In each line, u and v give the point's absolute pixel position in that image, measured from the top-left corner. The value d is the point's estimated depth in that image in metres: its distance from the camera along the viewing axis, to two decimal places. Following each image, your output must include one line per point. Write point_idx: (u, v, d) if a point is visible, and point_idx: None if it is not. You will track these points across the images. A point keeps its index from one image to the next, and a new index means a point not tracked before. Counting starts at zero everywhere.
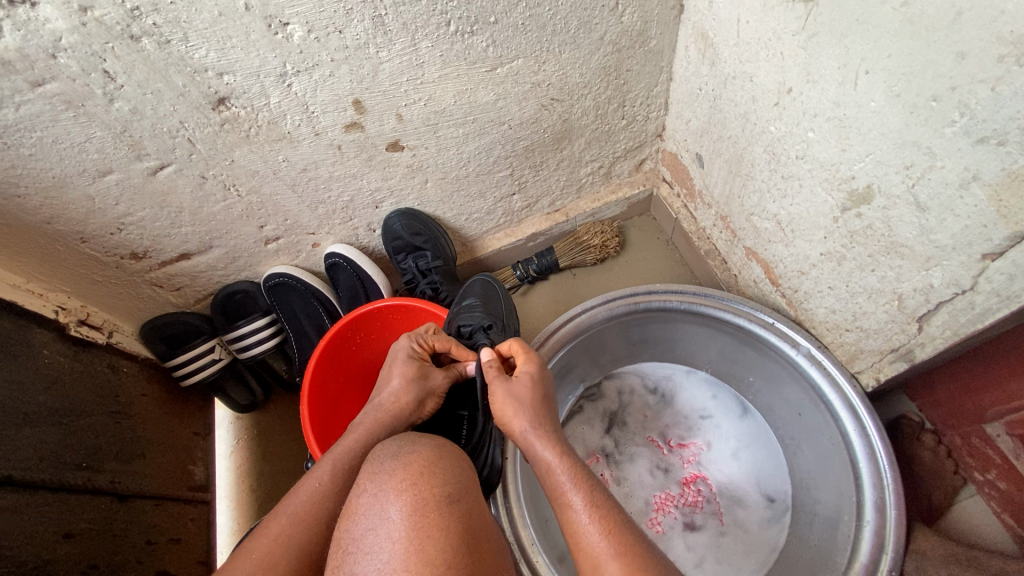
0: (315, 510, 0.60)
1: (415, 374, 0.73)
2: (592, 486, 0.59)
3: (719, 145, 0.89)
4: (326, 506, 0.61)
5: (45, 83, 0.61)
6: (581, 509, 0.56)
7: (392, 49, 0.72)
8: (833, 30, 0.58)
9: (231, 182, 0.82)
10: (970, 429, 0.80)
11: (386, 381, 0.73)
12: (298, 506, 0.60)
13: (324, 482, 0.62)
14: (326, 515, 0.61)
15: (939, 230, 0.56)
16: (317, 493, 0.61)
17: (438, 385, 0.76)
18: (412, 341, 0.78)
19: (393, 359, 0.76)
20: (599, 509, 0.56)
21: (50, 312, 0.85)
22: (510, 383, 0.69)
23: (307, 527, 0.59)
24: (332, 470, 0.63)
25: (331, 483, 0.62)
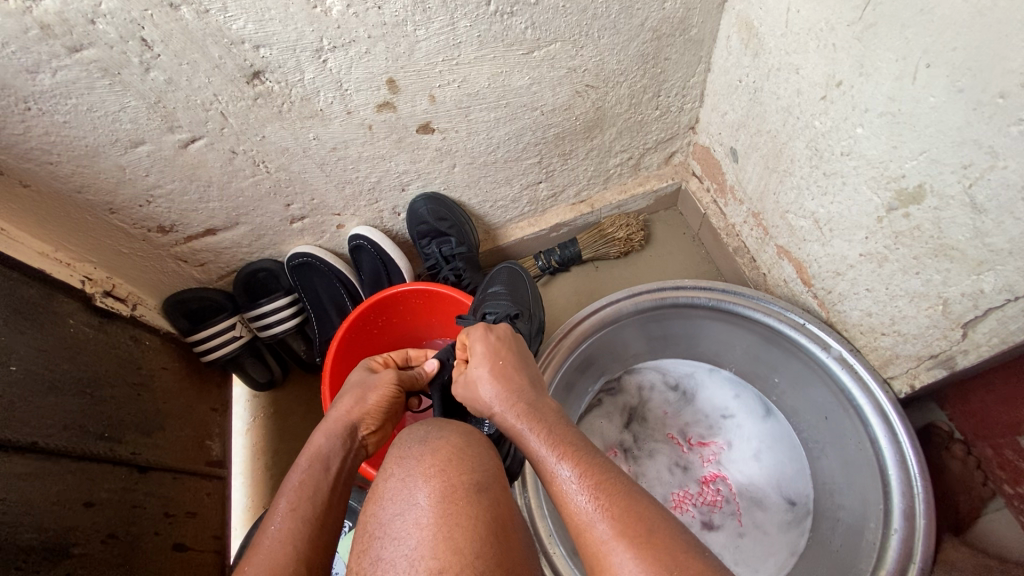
0: (286, 540, 0.54)
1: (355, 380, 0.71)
2: (587, 458, 0.55)
3: (757, 140, 0.87)
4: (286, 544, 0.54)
5: (82, 50, 0.61)
6: (579, 490, 0.52)
7: (430, 28, 0.71)
8: (893, 20, 0.56)
9: (261, 158, 0.82)
10: (1002, 441, 0.78)
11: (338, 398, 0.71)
12: (266, 547, 0.53)
13: (280, 514, 0.56)
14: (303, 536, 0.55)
15: (996, 234, 0.54)
16: (277, 529, 0.55)
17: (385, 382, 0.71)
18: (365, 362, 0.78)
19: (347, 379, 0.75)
20: (589, 478, 0.52)
21: (77, 282, 0.86)
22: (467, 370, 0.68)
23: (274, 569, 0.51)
24: (290, 495, 0.58)
25: (289, 513, 0.56)
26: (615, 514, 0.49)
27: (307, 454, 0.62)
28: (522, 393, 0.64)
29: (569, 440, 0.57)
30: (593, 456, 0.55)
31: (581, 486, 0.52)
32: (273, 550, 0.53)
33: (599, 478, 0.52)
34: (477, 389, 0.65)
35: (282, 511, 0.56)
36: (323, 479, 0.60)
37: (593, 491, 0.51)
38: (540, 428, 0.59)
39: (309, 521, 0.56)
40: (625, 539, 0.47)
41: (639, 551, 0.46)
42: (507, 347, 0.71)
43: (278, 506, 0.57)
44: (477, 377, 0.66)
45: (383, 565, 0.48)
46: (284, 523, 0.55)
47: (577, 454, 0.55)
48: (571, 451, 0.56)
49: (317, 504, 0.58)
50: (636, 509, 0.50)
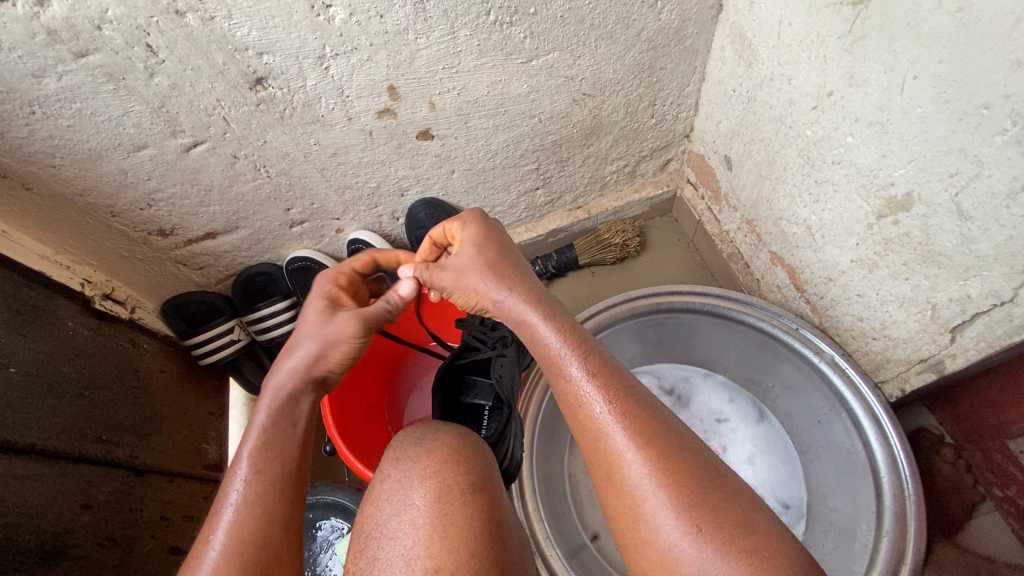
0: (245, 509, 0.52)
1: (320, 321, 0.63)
2: (598, 360, 0.59)
3: (750, 148, 0.89)
4: (267, 487, 0.53)
5: (88, 55, 0.61)
6: (590, 389, 0.57)
7: (431, 36, 0.72)
8: (882, 33, 0.57)
9: (262, 163, 0.82)
10: (992, 444, 0.80)
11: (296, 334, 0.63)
12: (227, 516, 0.51)
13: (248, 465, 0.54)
14: (268, 499, 0.53)
15: (981, 240, 0.56)
16: (253, 482, 0.53)
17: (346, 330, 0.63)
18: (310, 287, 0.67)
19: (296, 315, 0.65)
20: (599, 376, 0.58)
21: (76, 284, 0.86)
22: (455, 259, 0.68)
23: (254, 516, 0.51)
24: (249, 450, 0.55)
25: (256, 464, 0.54)
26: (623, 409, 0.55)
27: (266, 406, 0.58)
28: (545, 306, 0.63)
29: (584, 344, 0.60)
30: (600, 357, 0.60)
31: (615, 419, 0.55)
32: (236, 521, 0.51)
33: (607, 378, 0.57)
34: (472, 279, 0.65)
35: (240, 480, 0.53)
36: (289, 431, 0.57)
37: (606, 388, 0.57)
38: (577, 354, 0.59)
39: (274, 488, 0.54)
40: (632, 430, 0.54)
41: (642, 442, 0.53)
42: (490, 235, 0.69)
43: (238, 462, 0.54)
44: (467, 269, 0.66)
45: (379, 564, 0.49)
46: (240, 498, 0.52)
47: (588, 354, 0.59)
48: (582, 349, 0.59)
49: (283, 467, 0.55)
50: (671, 446, 0.54)
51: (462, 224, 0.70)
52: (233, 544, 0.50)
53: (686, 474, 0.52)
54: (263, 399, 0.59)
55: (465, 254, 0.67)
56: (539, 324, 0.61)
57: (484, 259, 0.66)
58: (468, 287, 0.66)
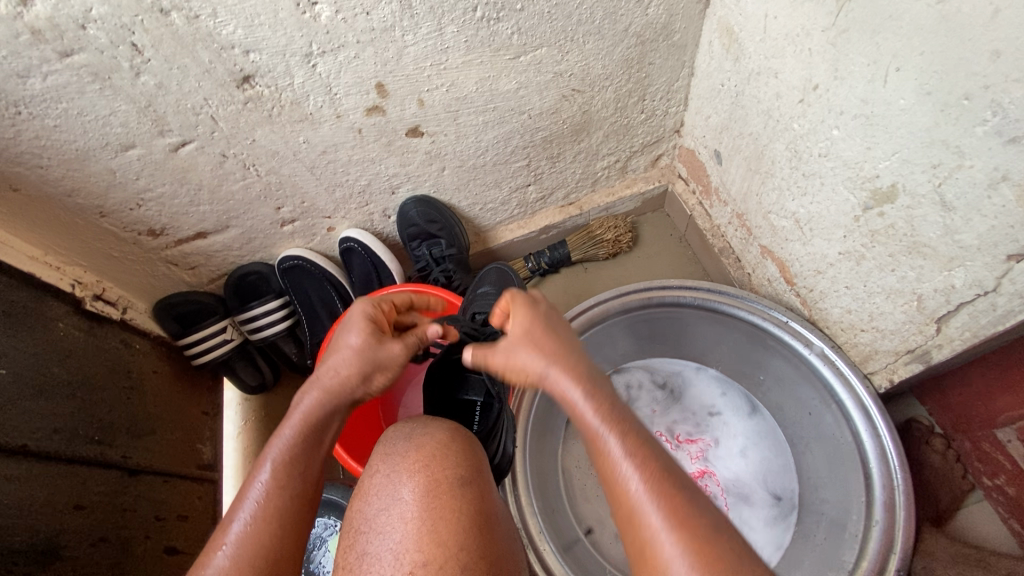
0: (257, 518, 0.55)
1: (367, 346, 0.65)
2: (647, 450, 0.52)
3: (739, 142, 0.89)
4: (279, 503, 0.56)
5: (74, 54, 0.61)
6: (637, 483, 0.49)
7: (418, 33, 0.72)
8: (865, 26, 0.58)
9: (251, 161, 0.82)
10: (981, 434, 0.81)
11: (336, 349, 0.65)
12: (238, 524, 0.55)
13: (268, 480, 0.57)
14: (280, 515, 0.56)
15: (964, 231, 0.56)
16: (266, 496, 0.56)
17: (393, 356, 0.67)
18: (368, 304, 0.69)
19: (346, 324, 0.67)
20: (649, 469, 0.50)
21: (66, 285, 0.86)
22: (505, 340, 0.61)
23: (261, 530, 0.54)
24: (274, 465, 0.57)
25: (276, 478, 0.57)
26: (675, 514, 0.47)
27: (295, 423, 0.60)
28: (569, 354, 0.59)
29: (602, 392, 0.56)
30: (652, 447, 0.52)
31: (640, 479, 0.49)
32: (244, 531, 0.54)
33: (656, 470, 0.50)
34: (515, 350, 0.59)
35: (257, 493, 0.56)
36: (311, 453, 0.60)
37: (656, 484, 0.49)
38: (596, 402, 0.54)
39: (285, 506, 0.56)
40: (685, 541, 0.46)
41: (698, 558, 0.45)
42: (546, 318, 0.62)
43: (260, 473, 0.57)
44: (512, 339, 0.60)
45: (368, 558, 0.49)
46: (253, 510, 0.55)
47: (632, 434, 0.52)
48: (630, 433, 0.52)
49: (301, 486, 0.58)
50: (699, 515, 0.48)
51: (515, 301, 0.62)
52: (238, 553, 0.53)
53: (716, 550, 0.46)
54: (295, 414, 0.61)
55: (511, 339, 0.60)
56: (580, 402, 0.55)
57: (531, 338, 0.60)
58: (512, 358, 0.59)
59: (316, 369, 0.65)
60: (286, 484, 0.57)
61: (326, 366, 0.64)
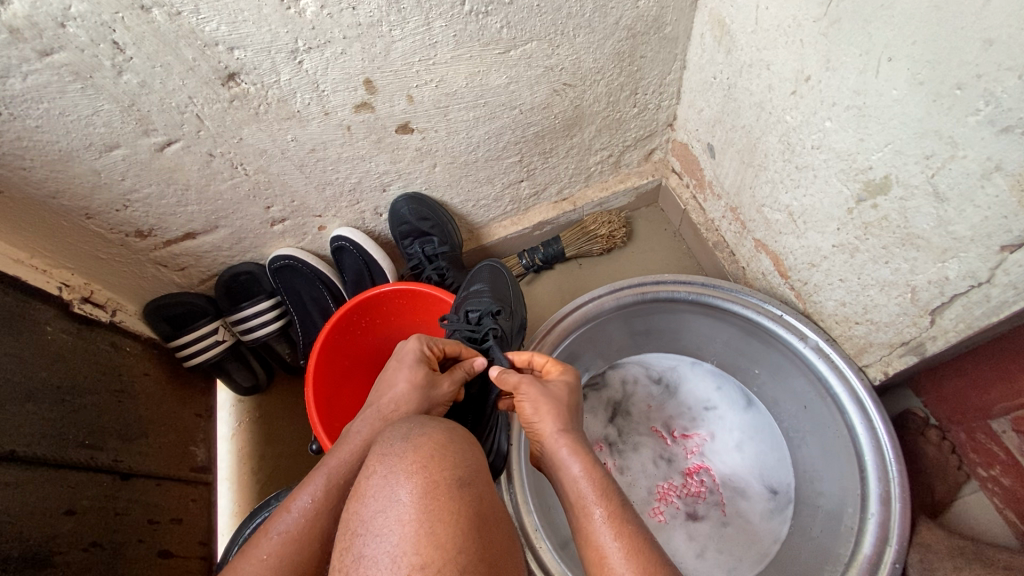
0: (298, 531, 0.57)
1: (421, 383, 0.68)
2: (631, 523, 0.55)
3: (732, 135, 0.89)
4: (322, 523, 0.58)
5: (53, 53, 0.60)
6: (616, 549, 0.52)
7: (405, 28, 0.71)
8: (857, 16, 0.57)
9: (239, 160, 0.81)
10: (976, 425, 0.81)
11: (393, 383, 0.69)
12: (279, 534, 0.56)
13: (317, 499, 0.59)
14: (321, 532, 0.58)
15: (957, 222, 0.56)
16: (312, 513, 0.58)
17: (444, 395, 0.71)
18: (422, 343, 0.73)
19: (401, 361, 0.71)
20: (630, 538, 0.53)
21: (53, 288, 0.85)
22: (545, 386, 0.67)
23: (299, 548, 0.56)
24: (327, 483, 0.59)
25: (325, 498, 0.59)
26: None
27: (354, 446, 0.63)
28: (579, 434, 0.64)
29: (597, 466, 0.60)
30: (634, 521, 0.55)
31: (616, 534, 0.53)
32: (284, 544, 0.56)
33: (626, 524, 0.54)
34: (540, 412, 0.64)
35: (305, 505, 0.58)
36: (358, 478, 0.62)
37: (630, 555, 0.51)
38: (586, 464, 0.59)
39: (327, 525, 0.58)
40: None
41: None
42: (577, 392, 0.69)
43: (309, 487, 0.59)
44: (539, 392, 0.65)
45: (365, 561, 0.48)
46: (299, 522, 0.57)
47: (617, 505, 0.56)
48: (616, 505, 0.56)
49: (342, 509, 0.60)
50: None
51: (561, 370, 0.70)
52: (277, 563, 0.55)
53: None
54: (354, 437, 0.64)
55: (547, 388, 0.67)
56: (578, 471, 0.59)
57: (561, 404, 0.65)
58: (535, 415, 0.64)
59: (374, 403, 0.68)
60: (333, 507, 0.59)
61: (384, 401, 0.67)
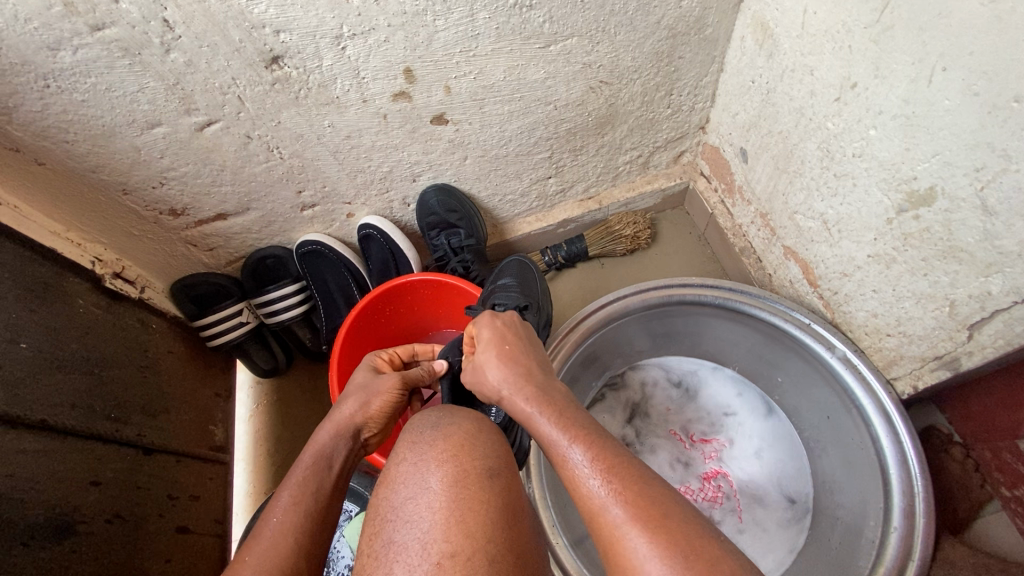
0: (278, 534, 0.53)
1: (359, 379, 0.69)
2: (598, 440, 0.52)
3: (767, 141, 0.88)
4: (294, 520, 0.54)
5: (105, 28, 0.61)
6: (592, 475, 0.49)
7: (450, 18, 0.71)
8: (911, 24, 0.56)
9: (276, 144, 0.82)
10: (1001, 444, 0.79)
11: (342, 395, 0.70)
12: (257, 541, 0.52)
13: (286, 497, 0.56)
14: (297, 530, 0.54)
15: (1005, 236, 0.55)
16: (283, 510, 0.55)
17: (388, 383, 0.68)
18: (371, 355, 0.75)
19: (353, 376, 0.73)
20: (605, 464, 0.49)
21: (86, 262, 0.86)
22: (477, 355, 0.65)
23: (279, 546, 0.52)
24: (294, 485, 0.57)
25: (294, 497, 0.56)
26: (636, 510, 0.46)
27: (310, 446, 0.61)
28: (532, 376, 0.61)
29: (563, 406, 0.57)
30: (603, 441, 0.52)
31: (594, 467, 0.49)
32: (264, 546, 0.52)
33: (605, 454, 0.50)
34: (483, 371, 0.63)
35: (286, 502, 0.56)
36: (324, 475, 0.59)
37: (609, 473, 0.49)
38: (549, 410, 0.56)
39: (303, 522, 0.55)
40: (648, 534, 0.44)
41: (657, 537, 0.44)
42: (505, 339, 0.67)
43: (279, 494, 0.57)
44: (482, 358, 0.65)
45: (395, 547, 0.48)
46: (287, 516, 0.54)
47: (580, 431, 0.53)
48: (582, 431, 0.53)
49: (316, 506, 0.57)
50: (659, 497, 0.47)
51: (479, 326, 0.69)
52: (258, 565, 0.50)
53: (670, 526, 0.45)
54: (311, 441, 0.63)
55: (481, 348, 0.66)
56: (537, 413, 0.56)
57: (499, 349, 0.65)
58: (479, 384, 0.63)
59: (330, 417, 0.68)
60: (303, 503, 0.56)
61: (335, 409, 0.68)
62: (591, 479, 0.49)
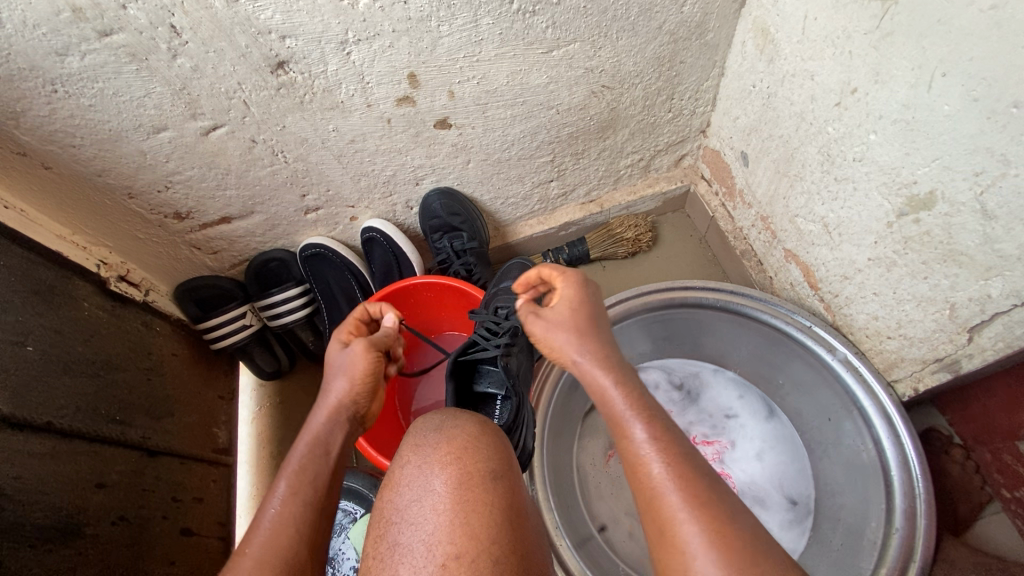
0: (279, 531, 0.53)
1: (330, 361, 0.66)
2: (672, 435, 0.52)
3: (768, 145, 0.89)
4: (294, 513, 0.54)
5: (113, 34, 0.61)
6: (660, 466, 0.49)
7: (454, 24, 0.72)
8: (911, 30, 0.57)
9: (280, 148, 0.82)
10: (1002, 445, 0.80)
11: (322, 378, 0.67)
12: (259, 538, 0.52)
13: (282, 491, 0.55)
14: (298, 522, 0.54)
15: (1005, 240, 0.56)
16: (280, 505, 0.55)
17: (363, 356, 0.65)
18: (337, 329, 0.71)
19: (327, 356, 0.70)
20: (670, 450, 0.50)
21: (92, 265, 0.86)
22: (552, 308, 0.61)
23: (281, 542, 0.52)
24: (288, 478, 0.56)
25: (289, 490, 0.56)
26: (697, 509, 0.47)
27: (303, 437, 0.60)
28: (608, 346, 0.59)
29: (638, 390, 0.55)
30: (675, 435, 0.52)
31: (662, 461, 0.49)
32: (267, 542, 0.52)
33: (675, 449, 0.50)
34: (557, 328, 0.59)
35: (283, 491, 0.55)
36: (320, 461, 0.59)
37: (675, 470, 0.49)
38: (628, 390, 0.54)
39: (304, 514, 0.55)
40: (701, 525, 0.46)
41: (712, 537, 0.45)
42: (589, 297, 0.62)
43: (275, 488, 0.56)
44: (556, 312, 0.60)
45: (400, 549, 0.49)
46: (286, 508, 0.54)
47: (652, 414, 0.53)
48: (656, 421, 0.52)
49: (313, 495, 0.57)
50: (720, 499, 0.48)
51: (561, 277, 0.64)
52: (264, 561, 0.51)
53: (727, 532, 0.45)
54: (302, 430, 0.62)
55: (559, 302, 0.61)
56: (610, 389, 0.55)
57: (578, 309, 0.60)
58: (548, 338, 0.59)
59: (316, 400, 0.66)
60: (299, 495, 0.55)
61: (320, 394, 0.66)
62: (659, 470, 0.49)
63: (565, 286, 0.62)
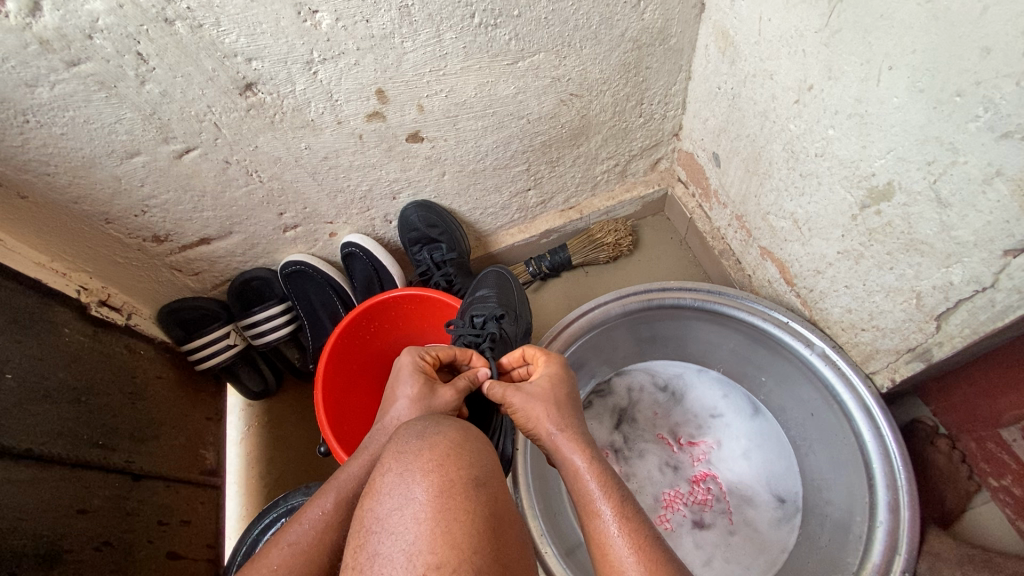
0: (306, 543, 0.56)
1: (423, 394, 0.66)
2: (636, 516, 0.55)
3: (737, 144, 0.90)
4: (329, 536, 0.57)
5: (81, 63, 0.63)
6: (622, 543, 0.52)
7: (417, 40, 0.73)
8: (857, 26, 0.58)
9: (254, 167, 0.84)
10: (985, 434, 0.80)
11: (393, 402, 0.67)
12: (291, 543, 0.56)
13: (326, 511, 0.58)
14: (329, 546, 0.57)
15: (960, 227, 0.56)
16: (321, 521, 0.58)
17: (448, 402, 0.68)
18: (417, 353, 0.71)
19: (398, 374, 0.69)
20: (631, 526, 0.53)
21: (72, 291, 0.87)
22: (531, 387, 0.68)
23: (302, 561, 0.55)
24: (336, 496, 0.59)
25: (335, 512, 0.59)
26: None
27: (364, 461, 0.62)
28: (581, 429, 0.65)
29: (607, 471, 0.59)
30: (639, 515, 0.55)
31: (625, 538, 0.52)
32: (295, 550, 0.55)
33: (638, 528, 0.53)
34: (536, 405, 0.65)
35: (329, 508, 0.58)
36: None
37: (636, 547, 0.52)
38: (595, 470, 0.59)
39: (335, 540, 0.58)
40: None
41: None
42: (569, 381, 0.70)
43: (320, 501, 0.59)
44: (535, 391, 0.67)
45: (379, 559, 0.48)
46: (329, 529, 0.57)
47: (622, 498, 0.56)
48: (622, 500, 0.56)
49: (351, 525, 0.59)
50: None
51: (545, 361, 0.72)
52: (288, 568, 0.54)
53: None
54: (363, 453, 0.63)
55: (541, 381, 0.69)
56: (581, 467, 0.60)
57: (556, 392, 0.67)
58: (529, 413, 0.66)
59: (377, 423, 0.66)
60: (339, 522, 0.58)
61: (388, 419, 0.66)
62: (621, 545, 0.52)
63: (549, 366, 0.71)
